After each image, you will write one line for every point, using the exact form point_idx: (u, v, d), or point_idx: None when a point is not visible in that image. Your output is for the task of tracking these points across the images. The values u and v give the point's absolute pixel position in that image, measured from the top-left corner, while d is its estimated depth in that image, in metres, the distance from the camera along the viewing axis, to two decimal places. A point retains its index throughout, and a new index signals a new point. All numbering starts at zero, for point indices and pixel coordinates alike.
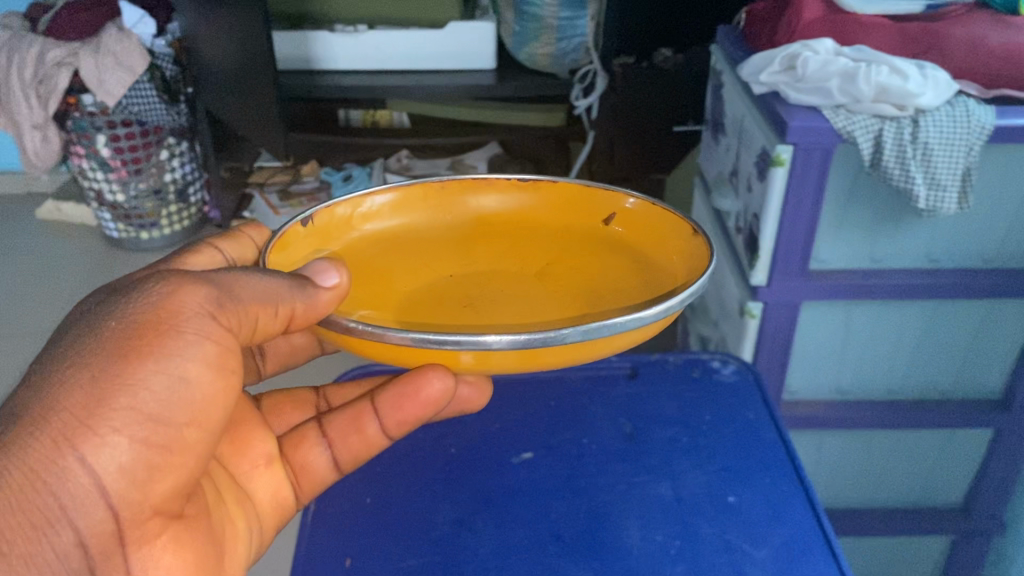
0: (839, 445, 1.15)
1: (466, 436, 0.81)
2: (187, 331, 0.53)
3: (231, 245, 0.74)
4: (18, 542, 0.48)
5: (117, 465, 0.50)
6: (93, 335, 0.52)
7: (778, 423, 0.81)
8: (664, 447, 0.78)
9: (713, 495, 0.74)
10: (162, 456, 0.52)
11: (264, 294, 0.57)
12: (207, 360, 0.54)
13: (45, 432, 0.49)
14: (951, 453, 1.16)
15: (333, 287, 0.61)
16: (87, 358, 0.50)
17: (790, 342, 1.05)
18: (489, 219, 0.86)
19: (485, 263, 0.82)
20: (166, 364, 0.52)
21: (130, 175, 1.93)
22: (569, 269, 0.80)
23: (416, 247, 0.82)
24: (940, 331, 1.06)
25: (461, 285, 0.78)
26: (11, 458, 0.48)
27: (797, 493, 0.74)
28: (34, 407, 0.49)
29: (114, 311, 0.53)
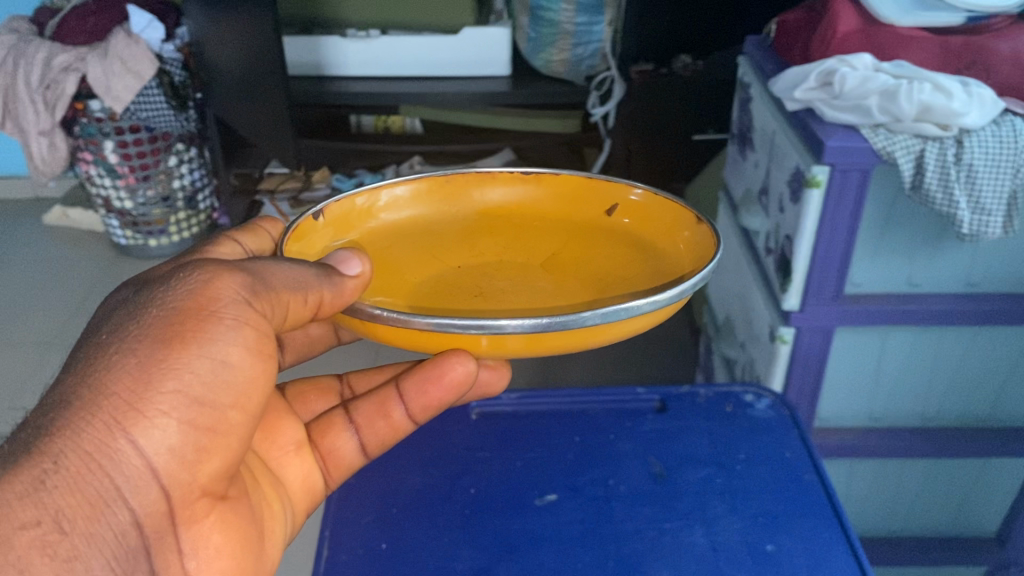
0: (870, 474, 1.11)
1: (486, 476, 0.77)
2: (227, 316, 0.53)
3: (249, 237, 0.71)
4: (76, 522, 0.47)
5: (167, 447, 0.51)
6: (134, 321, 0.52)
7: (817, 461, 0.77)
8: (696, 488, 0.75)
9: (752, 543, 0.70)
10: (210, 438, 0.53)
11: (292, 283, 0.57)
12: (245, 345, 0.54)
13: (101, 409, 0.49)
14: (988, 482, 1.11)
15: (357, 276, 0.60)
16: (132, 341, 0.50)
17: (824, 368, 1.01)
18: (496, 211, 0.82)
19: (494, 252, 0.78)
20: (207, 350, 0.52)
21: (137, 181, 1.90)
22: (578, 259, 0.76)
23: (425, 237, 0.79)
24: (979, 357, 1.01)
25: (471, 274, 0.75)
26: (66, 440, 0.48)
27: (838, 539, 0.70)
28: (85, 389, 0.49)
29: (153, 298, 0.53)
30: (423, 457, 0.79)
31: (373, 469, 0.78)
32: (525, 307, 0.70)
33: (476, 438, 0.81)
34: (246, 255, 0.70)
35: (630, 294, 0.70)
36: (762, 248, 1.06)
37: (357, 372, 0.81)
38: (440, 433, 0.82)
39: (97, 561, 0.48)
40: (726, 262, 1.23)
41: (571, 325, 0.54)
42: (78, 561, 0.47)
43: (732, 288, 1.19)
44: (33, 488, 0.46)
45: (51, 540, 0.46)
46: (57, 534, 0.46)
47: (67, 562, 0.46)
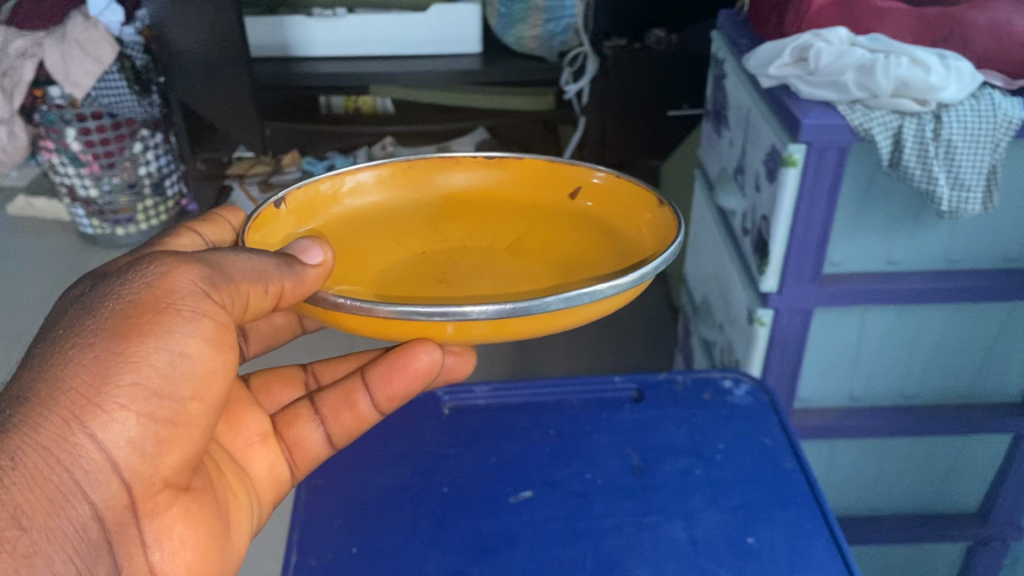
0: (851, 453, 1.10)
1: (460, 475, 0.74)
2: (185, 308, 0.52)
3: (209, 227, 0.71)
4: (35, 517, 0.46)
5: (127, 439, 0.50)
6: (89, 314, 0.50)
7: (796, 449, 0.75)
8: (674, 482, 0.73)
9: (730, 534, 0.68)
10: (169, 429, 0.52)
11: (252, 273, 0.55)
12: (204, 335, 0.53)
13: (61, 403, 0.48)
14: (969, 459, 1.11)
15: (320, 264, 0.59)
16: (88, 336, 0.49)
17: (802, 351, 0.99)
18: (460, 196, 0.81)
19: (458, 238, 0.77)
20: (166, 342, 0.51)
21: (102, 169, 1.85)
22: (543, 244, 0.76)
23: (390, 223, 0.78)
24: (960, 334, 1.00)
25: (437, 260, 0.74)
26: (23, 437, 0.47)
27: (820, 528, 0.68)
28: (44, 384, 0.48)
29: (109, 291, 0.51)
30: (397, 455, 0.77)
31: (340, 469, 0.75)
32: (491, 293, 0.69)
33: (448, 436, 0.79)
34: (207, 245, 0.70)
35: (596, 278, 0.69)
36: (738, 229, 1.03)
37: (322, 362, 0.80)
38: (411, 429, 0.79)
39: (59, 555, 0.47)
40: (702, 239, 1.21)
41: (532, 311, 0.52)
42: (38, 556, 0.46)
43: (709, 267, 1.17)
44: None
45: (11, 535, 0.45)
46: (16, 530, 0.45)
47: (27, 558, 0.46)
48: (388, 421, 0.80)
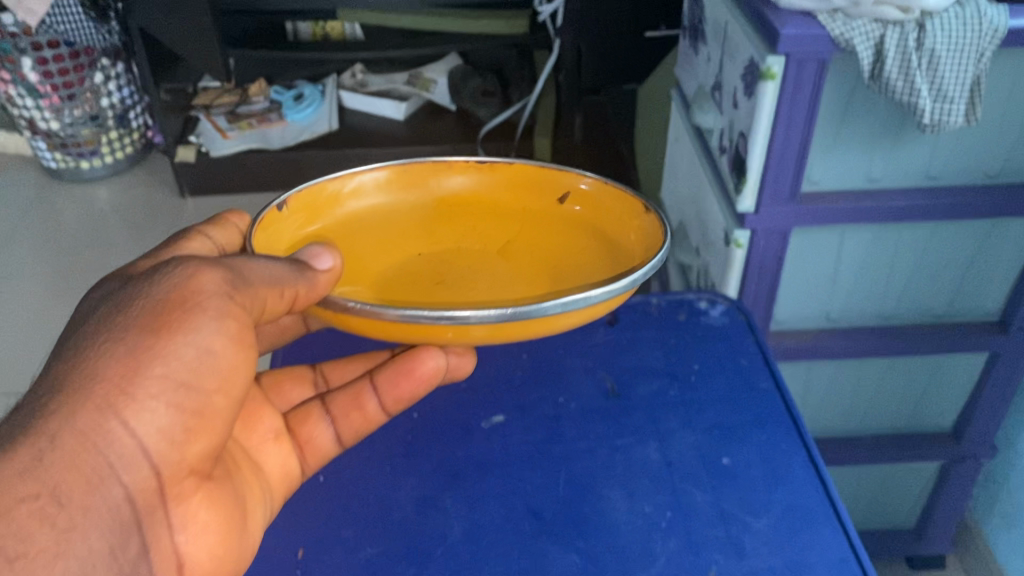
0: (827, 375, 1.10)
1: (429, 399, 0.73)
2: (209, 306, 0.53)
3: (218, 230, 0.68)
4: (72, 495, 0.48)
5: (157, 427, 0.51)
6: (120, 313, 0.52)
7: (772, 368, 0.74)
8: (649, 403, 0.72)
9: (706, 454, 0.67)
10: (196, 419, 0.53)
11: (267, 276, 0.56)
12: (225, 331, 0.54)
13: (96, 390, 0.49)
14: (945, 378, 1.11)
15: (328, 268, 0.60)
16: (120, 332, 0.51)
17: (780, 271, 0.98)
18: (454, 198, 0.80)
19: (452, 242, 0.78)
20: (191, 339, 0.52)
21: (63, 101, 1.78)
22: (533, 250, 0.76)
23: (388, 225, 0.78)
24: (940, 252, 0.98)
25: (433, 263, 0.76)
26: (60, 422, 0.48)
27: (796, 449, 0.67)
28: (81, 372, 0.50)
29: (140, 291, 0.53)
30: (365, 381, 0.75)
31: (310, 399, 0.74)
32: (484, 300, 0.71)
33: None
34: (216, 249, 0.67)
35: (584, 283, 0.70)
36: (715, 147, 1.00)
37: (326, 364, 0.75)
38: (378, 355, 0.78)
39: (94, 532, 0.48)
40: (678, 163, 1.18)
41: (532, 315, 0.55)
42: (75, 531, 0.47)
43: (685, 190, 1.15)
44: (33, 464, 0.46)
45: (49, 513, 0.46)
46: (55, 506, 0.47)
47: (66, 532, 0.47)
48: None
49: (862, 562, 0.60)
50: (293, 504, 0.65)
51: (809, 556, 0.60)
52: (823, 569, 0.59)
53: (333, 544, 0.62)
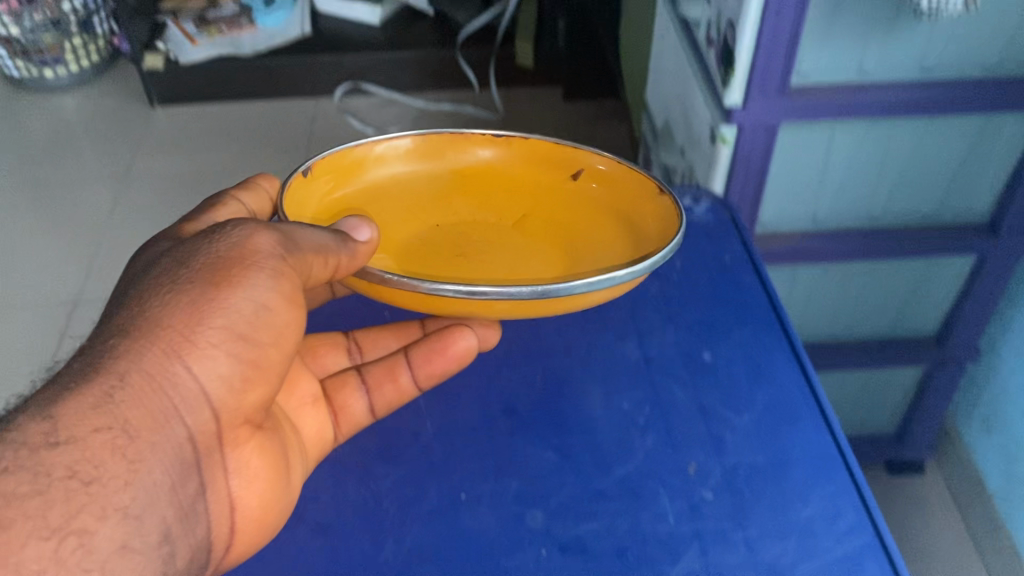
0: (813, 279, 1.09)
1: None
2: (263, 262, 0.50)
3: (250, 195, 0.64)
4: (140, 428, 0.46)
5: (218, 374, 0.49)
6: (180, 266, 0.50)
7: (757, 264, 0.71)
8: (628, 300, 0.69)
9: (686, 351, 0.65)
10: (252, 370, 0.51)
11: (315, 235, 0.52)
12: (280, 291, 0.51)
13: (157, 337, 0.47)
14: (932, 282, 1.09)
15: (367, 240, 0.56)
16: (183, 281, 0.49)
17: (766, 169, 0.94)
18: (478, 172, 0.74)
19: (471, 215, 0.72)
20: (246, 294, 0.50)
21: (21, 5, 1.70)
22: (557, 229, 0.70)
23: (408, 197, 0.72)
24: (930, 150, 0.95)
25: (450, 237, 0.70)
26: (126, 363, 0.46)
27: (780, 344, 0.65)
28: (144, 318, 0.48)
29: (199, 248, 0.50)
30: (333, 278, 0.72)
31: None
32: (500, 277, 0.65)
33: None
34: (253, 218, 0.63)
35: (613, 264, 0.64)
36: (704, 39, 0.96)
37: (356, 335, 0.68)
38: None
39: (159, 466, 0.46)
40: (664, 59, 1.13)
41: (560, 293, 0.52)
42: (142, 465, 0.45)
43: (670, 87, 1.10)
44: (102, 400, 0.45)
45: (120, 444, 0.44)
46: (124, 438, 0.45)
47: (134, 464, 0.45)
48: None
49: (843, 455, 0.58)
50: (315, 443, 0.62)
51: (792, 451, 0.58)
52: (803, 462, 0.58)
53: (339, 475, 0.59)
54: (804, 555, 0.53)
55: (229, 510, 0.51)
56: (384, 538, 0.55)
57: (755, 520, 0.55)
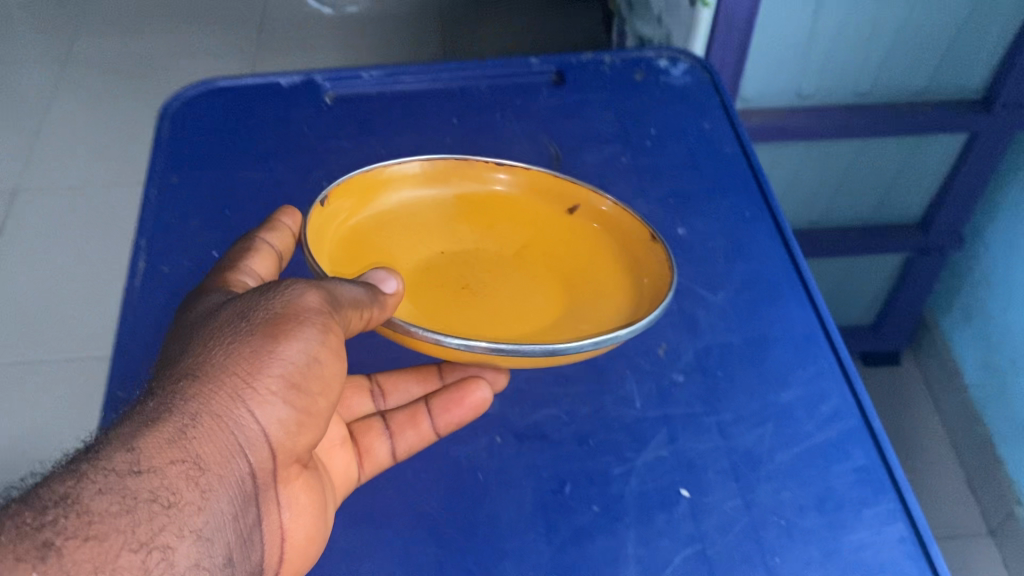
0: (795, 160, 1.03)
1: (344, 165, 0.63)
2: (315, 317, 0.42)
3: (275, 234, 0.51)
4: (210, 459, 0.36)
5: (277, 421, 0.40)
6: (234, 316, 0.41)
7: (738, 130, 0.65)
8: (597, 170, 0.62)
9: (658, 223, 0.59)
10: (304, 417, 0.42)
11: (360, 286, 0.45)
12: (330, 347, 0.42)
13: (216, 383, 0.38)
14: (919, 163, 1.03)
15: (396, 293, 0.46)
16: (240, 330, 0.40)
17: (747, 35, 0.86)
18: (490, 200, 0.59)
19: (473, 250, 0.57)
20: (300, 345, 0.41)
21: None
22: (571, 273, 0.56)
23: (407, 229, 0.57)
24: (925, 18, 0.87)
25: (444, 270, 0.55)
26: (189, 403, 0.37)
27: (761, 217, 0.59)
28: (201, 366, 0.39)
29: (251, 300, 0.42)
30: (268, 147, 0.64)
31: (202, 165, 0.63)
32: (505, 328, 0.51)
33: (334, 122, 0.66)
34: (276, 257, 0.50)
35: (627, 318, 0.51)
36: None
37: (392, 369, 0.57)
38: (285, 118, 0.66)
39: (226, 499, 0.37)
40: None
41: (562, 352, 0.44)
42: (212, 499, 0.36)
43: None
44: (175, 435, 0.35)
45: (194, 476, 0.35)
46: (196, 470, 0.35)
47: (204, 494, 0.35)
48: (258, 113, 0.67)
49: (826, 331, 0.53)
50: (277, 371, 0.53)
51: (771, 330, 0.53)
52: (784, 341, 0.53)
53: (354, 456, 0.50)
54: (783, 441, 0.48)
55: (280, 547, 0.42)
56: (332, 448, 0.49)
57: (730, 404, 0.50)
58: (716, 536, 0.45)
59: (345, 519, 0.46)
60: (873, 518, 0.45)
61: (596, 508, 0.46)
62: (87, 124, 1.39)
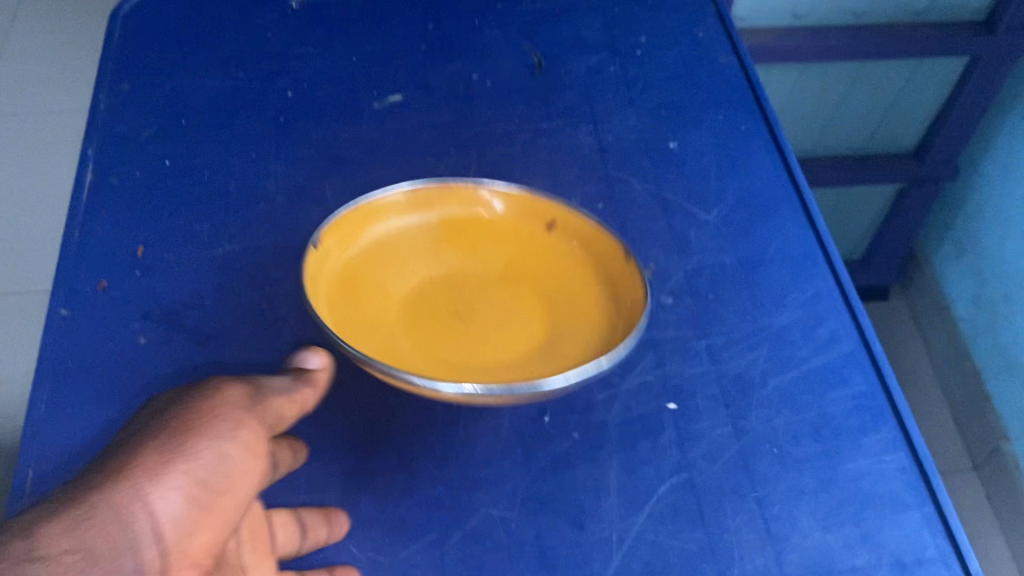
0: (788, 85, 0.99)
1: (310, 72, 0.58)
2: (233, 408, 0.36)
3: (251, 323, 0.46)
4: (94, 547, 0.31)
5: (168, 517, 0.33)
6: (143, 416, 0.36)
7: (733, 38, 0.61)
8: (582, 80, 0.58)
9: (647, 136, 0.55)
10: (200, 513, 0.35)
11: (276, 381, 0.40)
12: (247, 444, 0.36)
13: (114, 474, 0.33)
14: (914, 88, 1.00)
15: (323, 367, 0.43)
16: (147, 426, 0.35)
17: None
18: (478, 227, 0.49)
19: (463, 284, 0.47)
20: (212, 439, 0.35)
21: None
22: (561, 298, 0.46)
23: (389, 265, 0.47)
24: None
25: (431, 302, 0.46)
26: (77, 501, 0.32)
27: (757, 131, 0.55)
28: (100, 465, 0.34)
29: (163, 400, 0.37)
30: (228, 52, 0.60)
31: (155, 73, 0.58)
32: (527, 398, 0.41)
33: (300, 27, 0.61)
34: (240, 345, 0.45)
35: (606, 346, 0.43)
36: None
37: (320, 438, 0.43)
38: (247, 22, 0.62)
39: None
40: None
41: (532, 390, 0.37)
42: None
43: None
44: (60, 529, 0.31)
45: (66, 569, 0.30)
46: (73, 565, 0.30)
47: None
48: (219, 16, 0.62)
49: (824, 249, 0.50)
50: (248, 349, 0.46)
51: (767, 249, 0.50)
52: (781, 261, 0.49)
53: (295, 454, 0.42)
54: (776, 366, 0.45)
55: None
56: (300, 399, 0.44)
57: (721, 326, 0.47)
58: (704, 465, 0.42)
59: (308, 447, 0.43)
60: (872, 446, 0.43)
61: (576, 436, 0.43)
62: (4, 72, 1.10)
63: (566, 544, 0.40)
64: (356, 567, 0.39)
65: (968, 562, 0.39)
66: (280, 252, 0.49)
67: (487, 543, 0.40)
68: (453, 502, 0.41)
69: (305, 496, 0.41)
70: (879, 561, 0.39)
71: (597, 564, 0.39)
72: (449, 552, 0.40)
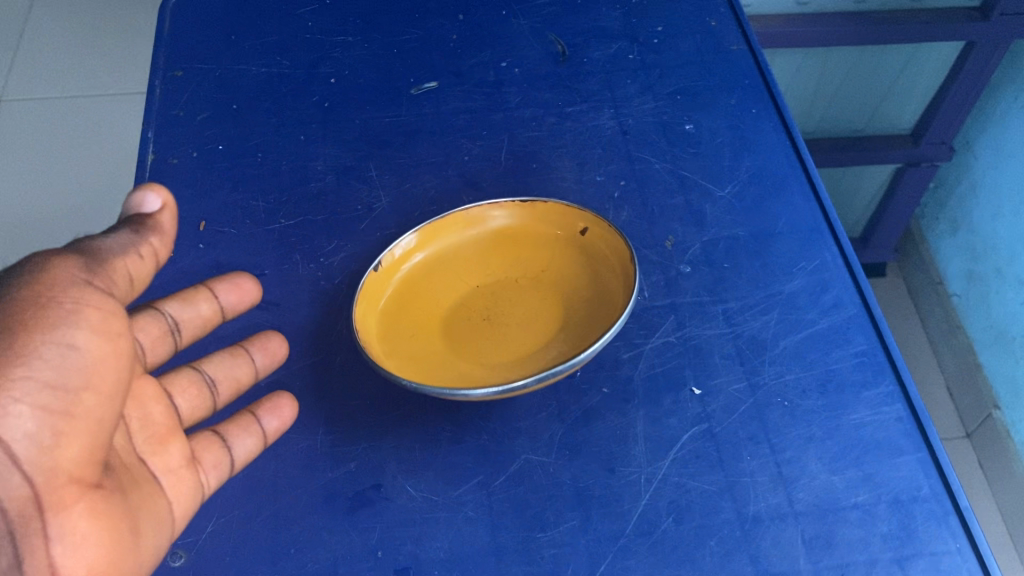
0: (790, 68, 1.03)
1: (351, 60, 0.63)
2: (70, 287, 0.37)
3: (132, 220, 0.40)
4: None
5: (24, 433, 0.35)
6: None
7: (744, 26, 0.65)
8: (604, 68, 0.63)
9: (664, 121, 0.60)
10: (65, 420, 0.36)
11: (111, 241, 0.39)
12: (95, 325, 0.37)
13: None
14: (912, 70, 1.04)
15: (161, 209, 0.41)
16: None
17: None
18: (516, 237, 0.52)
19: (503, 288, 0.51)
20: (59, 334, 0.36)
21: None
22: (582, 289, 0.50)
23: (440, 281, 0.51)
24: None
25: (477, 306, 0.50)
26: None
27: (768, 114, 0.60)
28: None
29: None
30: (273, 43, 0.64)
31: (206, 63, 0.63)
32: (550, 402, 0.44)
33: (338, 20, 0.66)
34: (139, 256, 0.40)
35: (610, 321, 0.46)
36: None
37: (224, 276, 0.48)
38: (286, 16, 0.66)
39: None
40: None
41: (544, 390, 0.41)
42: None
43: None
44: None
45: None
46: None
47: None
48: (263, 10, 0.66)
49: (829, 220, 0.54)
50: (306, 317, 0.50)
51: (777, 222, 0.54)
52: (789, 232, 0.54)
53: (352, 408, 0.47)
54: (786, 328, 0.50)
55: None
56: (356, 360, 0.49)
57: (736, 292, 0.51)
58: (721, 416, 0.47)
59: (366, 402, 0.48)
60: (872, 398, 0.47)
61: (606, 390, 0.48)
62: (117, 45, 1.16)
63: (600, 485, 0.45)
64: (413, 505, 0.44)
65: (958, 499, 0.44)
66: (331, 226, 0.54)
67: (528, 484, 0.45)
68: (496, 450, 0.46)
69: (365, 444, 0.46)
70: (878, 499, 0.44)
71: (627, 502, 0.44)
72: (494, 492, 0.45)
